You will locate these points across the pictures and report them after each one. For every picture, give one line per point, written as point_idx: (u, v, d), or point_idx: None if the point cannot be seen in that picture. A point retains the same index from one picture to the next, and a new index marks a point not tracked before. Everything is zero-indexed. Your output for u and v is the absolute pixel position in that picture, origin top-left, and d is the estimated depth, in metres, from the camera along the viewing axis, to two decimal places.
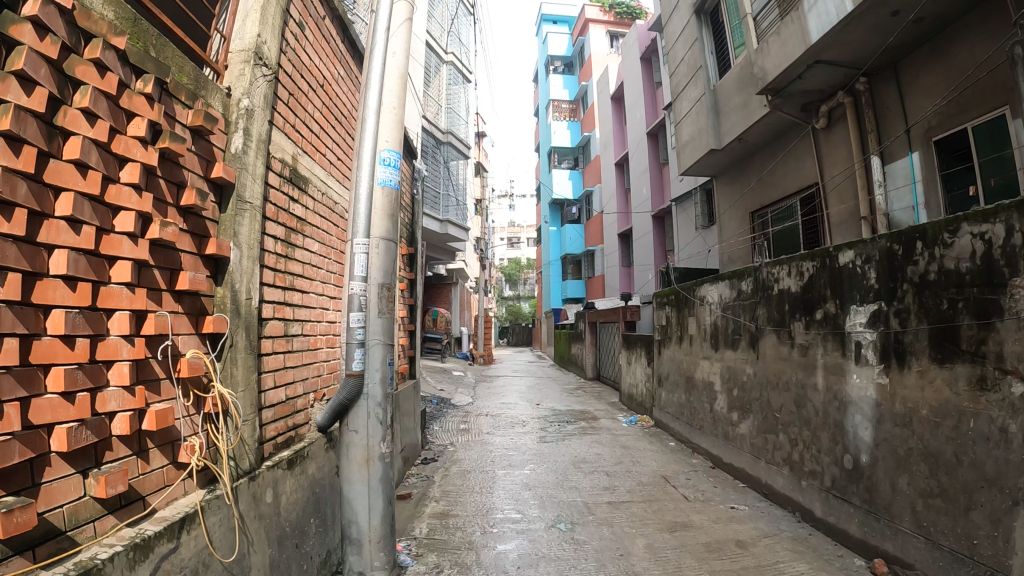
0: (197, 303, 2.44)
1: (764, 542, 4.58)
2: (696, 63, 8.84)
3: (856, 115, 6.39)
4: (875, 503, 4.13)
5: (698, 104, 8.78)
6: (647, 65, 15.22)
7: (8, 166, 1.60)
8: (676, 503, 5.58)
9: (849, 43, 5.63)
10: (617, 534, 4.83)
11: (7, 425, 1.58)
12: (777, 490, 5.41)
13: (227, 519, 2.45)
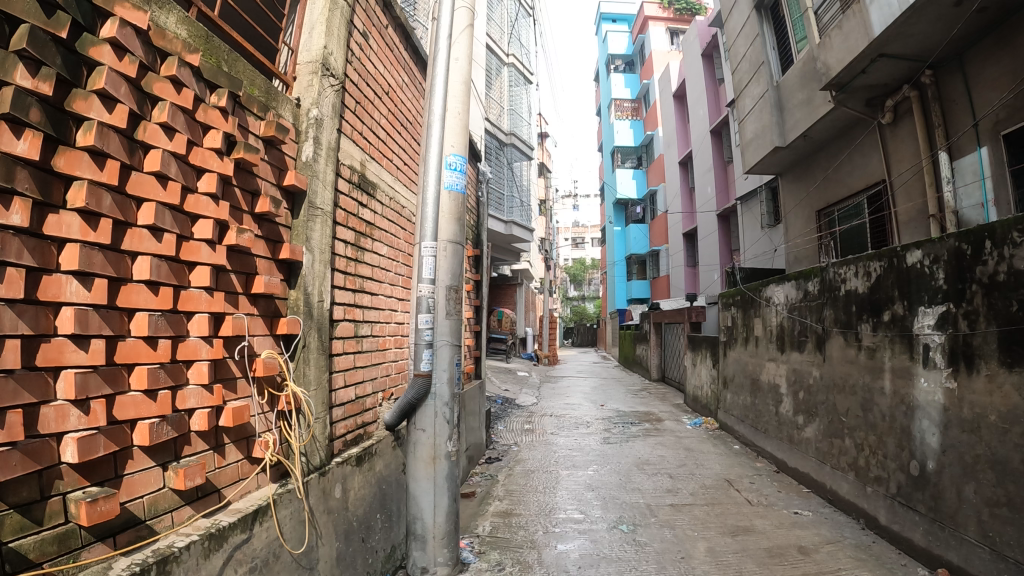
0: (271, 305, 2.54)
1: (827, 549, 4.49)
2: (758, 59, 8.68)
3: (922, 109, 6.20)
4: (941, 511, 4.01)
5: (761, 101, 8.63)
6: (708, 62, 15.05)
7: (94, 179, 1.72)
8: (740, 507, 5.51)
9: (912, 36, 5.48)
10: (679, 537, 4.80)
11: (93, 420, 1.69)
12: (842, 496, 5.29)
13: (298, 513, 2.55)
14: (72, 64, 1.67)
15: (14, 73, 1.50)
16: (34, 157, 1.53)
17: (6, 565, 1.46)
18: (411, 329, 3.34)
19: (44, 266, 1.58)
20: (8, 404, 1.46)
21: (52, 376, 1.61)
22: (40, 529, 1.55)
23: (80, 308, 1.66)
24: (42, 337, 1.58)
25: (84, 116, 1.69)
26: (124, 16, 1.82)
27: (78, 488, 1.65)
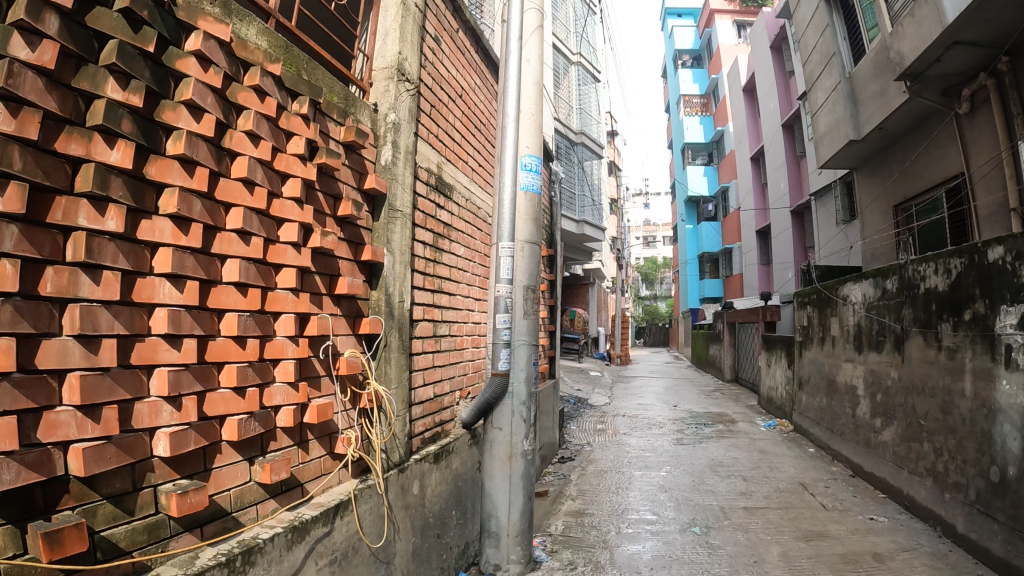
0: (354, 306, 2.60)
1: (902, 556, 4.35)
2: (829, 50, 8.43)
3: (1001, 98, 5.92)
4: (1020, 521, 3.82)
5: (833, 94, 8.38)
6: (777, 54, 14.72)
7: (185, 185, 1.79)
8: (814, 511, 5.37)
9: (986, 21, 5.26)
10: (751, 541, 4.71)
11: (184, 415, 1.76)
12: (919, 503, 5.10)
13: (377, 508, 2.60)
14: (160, 76, 1.75)
15: (105, 86, 1.58)
16: (127, 166, 1.61)
17: (98, 552, 1.53)
18: (489, 329, 3.37)
19: (139, 268, 1.66)
20: (105, 399, 1.55)
21: (146, 373, 1.69)
22: (132, 519, 1.63)
23: (172, 309, 1.74)
24: (137, 337, 1.66)
25: (172, 126, 1.77)
26: (207, 29, 1.89)
27: (169, 480, 1.73)
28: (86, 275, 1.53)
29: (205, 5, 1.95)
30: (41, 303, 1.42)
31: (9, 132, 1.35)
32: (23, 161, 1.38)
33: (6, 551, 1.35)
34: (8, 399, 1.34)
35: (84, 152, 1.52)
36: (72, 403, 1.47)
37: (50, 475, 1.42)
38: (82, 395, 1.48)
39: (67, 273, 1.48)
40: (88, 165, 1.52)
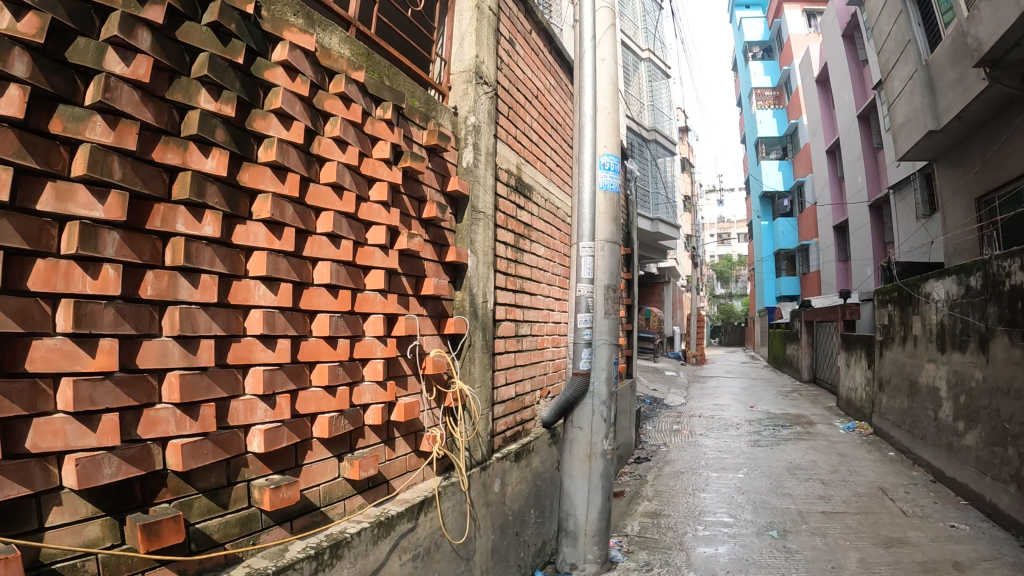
0: (439, 306, 2.65)
1: (985, 566, 4.17)
2: (904, 37, 8.14)
3: None
4: None
5: (910, 83, 8.09)
6: (849, 43, 14.29)
7: (276, 191, 1.86)
8: (894, 517, 5.20)
9: None
10: (829, 546, 4.59)
11: (278, 413, 1.83)
12: (1002, 510, 4.87)
13: (460, 505, 2.63)
14: (250, 87, 1.82)
15: (198, 97, 1.65)
16: (221, 173, 1.68)
17: (192, 544, 1.61)
18: (571, 329, 3.38)
19: (235, 272, 1.74)
20: (202, 397, 1.62)
21: (242, 372, 1.76)
22: (226, 512, 1.70)
23: (266, 311, 1.81)
24: (233, 337, 1.74)
25: (263, 134, 1.83)
26: (292, 39, 1.95)
27: (262, 475, 1.80)
28: (185, 279, 1.60)
29: (289, 16, 2.01)
30: (141, 305, 1.50)
31: (109, 143, 1.43)
32: (122, 171, 1.46)
33: (106, 541, 1.43)
34: (110, 397, 1.42)
35: (180, 161, 1.60)
36: (171, 401, 1.55)
37: (149, 469, 1.50)
38: (180, 393, 1.56)
39: (166, 277, 1.56)
40: (184, 174, 1.60)
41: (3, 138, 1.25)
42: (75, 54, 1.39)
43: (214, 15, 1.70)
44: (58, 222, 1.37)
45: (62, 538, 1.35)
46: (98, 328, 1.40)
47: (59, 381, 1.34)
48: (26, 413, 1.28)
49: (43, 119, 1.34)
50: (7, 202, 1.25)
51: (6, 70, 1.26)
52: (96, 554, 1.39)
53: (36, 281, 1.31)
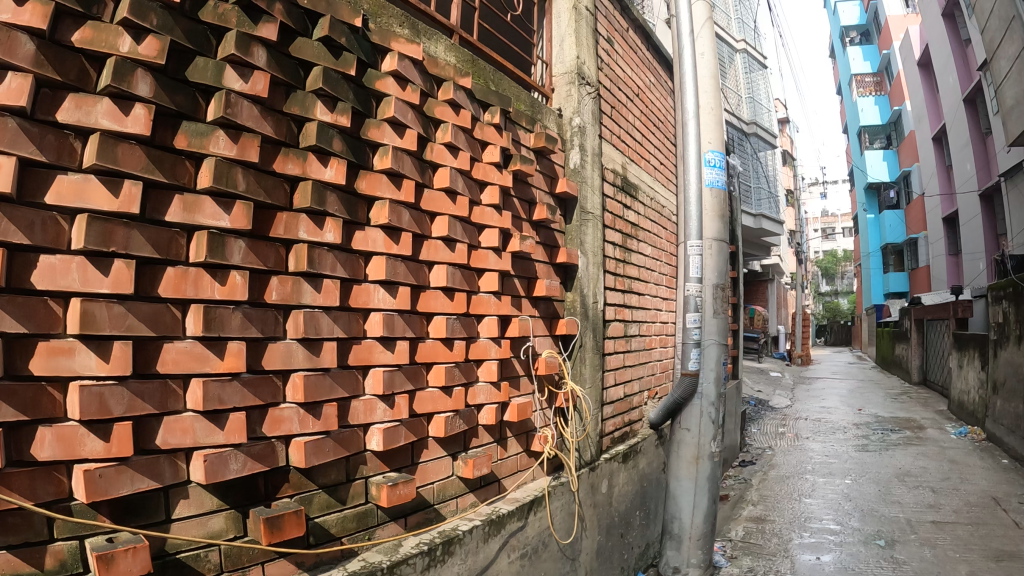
0: (551, 307, 2.67)
1: None
2: (1010, 13, 7.65)
3: None
4: None
5: (1018, 62, 7.59)
6: (950, 23, 13.49)
7: (393, 198, 1.92)
8: (1008, 529, 4.88)
9: None
10: (938, 558, 4.37)
11: (396, 412, 1.89)
12: None
13: (568, 506, 2.64)
14: (363, 97, 1.88)
15: (314, 109, 1.72)
16: (340, 181, 1.75)
17: (310, 537, 1.68)
18: (679, 329, 3.35)
19: (355, 277, 1.80)
20: (325, 397, 1.69)
21: (363, 373, 1.83)
22: (344, 507, 1.76)
23: (385, 313, 1.87)
24: (354, 339, 1.80)
25: (378, 142, 1.89)
26: (400, 49, 1.99)
27: (379, 473, 1.86)
28: (309, 284, 1.68)
29: (396, 27, 2.07)
30: (267, 309, 1.59)
31: (232, 156, 1.53)
32: (246, 182, 1.55)
33: (229, 533, 1.52)
34: (237, 396, 1.51)
35: (300, 171, 1.67)
36: (295, 401, 1.63)
37: (273, 465, 1.58)
38: (304, 393, 1.63)
39: (291, 282, 1.64)
40: (305, 183, 1.67)
41: (132, 154, 1.36)
42: (195, 73, 1.50)
43: (325, 29, 1.76)
44: (186, 232, 1.47)
45: (187, 529, 1.45)
46: (226, 331, 1.49)
47: (189, 381, 1.45)
48: (157, 411, 1.39)
49: (169, 136, 1.45)
50: (138, 214, 1.37)
51: (131, 91, 1.37)
52: (219, 545, 1.49)
53: (167, 287, 1.41)
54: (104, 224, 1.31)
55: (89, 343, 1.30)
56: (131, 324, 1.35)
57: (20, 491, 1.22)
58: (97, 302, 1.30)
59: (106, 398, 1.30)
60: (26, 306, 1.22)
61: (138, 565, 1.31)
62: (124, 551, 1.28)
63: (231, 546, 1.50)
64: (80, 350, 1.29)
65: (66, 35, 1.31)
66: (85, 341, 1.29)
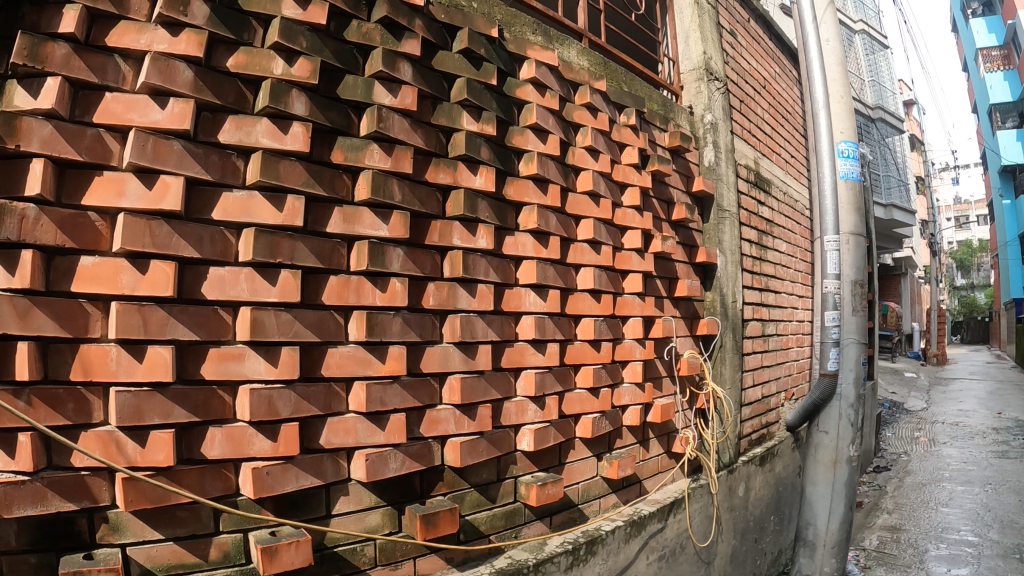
0: (691, 307, 2.63)
1: None
2: None
3: None
4: None
5: None
6: None
7: (540, 202, 1.93)
8: None
9: None
10: None
11: (546, 413, 1.91)
12: None
13: (707, 508, 2.60)
14: (505, 105, 1.91)
15: (460, 119, 1.76)
16: (487, 188, 1.79)
17: (461, 533, 1.72)
18: (818, 328, 3.24)
19: (506, 281, 1.84)
20: (480, 399, 1.73)
21: (514, 375, 1.86)
22: (493, 506, 1.80)
23: (537, 316, 1.89)
24: (506, 342, 1.84)
25: (523, 148, 1.92)
26: (536, 57, 2.01)
27: (528, 472, 1.88)
28: (463, 289, 1.72)
29: (530, 35, 2.09)
30: (425, 314, 1.64)
31: (387, 168, 1.58)
32: (402, 193, 1.60)
33: (385, 529, 1.58)
34: (398, 398, 1.57)
35: (452, 180, 1.72)
36: (451, 402, 1.67)
37: (429, 465, 1.63)
38: (461, 395, 1.67)
39: (446, 287, 1.68)
40: (457, 192, 1.71)
41: (294, 170, 1.44)
42: (346, 91, 1.57)
43: (464, 42, 1.80)
44: (347, 242, 1.54)
45: (346, 524, 1.52)
46: (388, 336, 1.55)
47: (351, 384, 1.51)
48: (321, 413, 1.46)
49: (327, 151, 1.52)
50: (302, 226, 1.45)
51: (288, 110, 1.45)
52: (374, 540, 1.55)
53: (330, 295, 1.48)
54: (271, 236, 1.40)
55: (258, 349, 1.39)
56: (298, 330, 1.43)
57: (190, 487, 1.32)
58: (266, 310, 1.38)
59: (274, 400, 1.39)
60: (197, 315, 1.33)
61: (299, 557, 1.39)
62: (287, 545, 1.37)
63: (386, 541, 1.55)
64: (249, 356, 1.38)
65: (222, 61, 1.41)
66: (254, 347, 1.38)
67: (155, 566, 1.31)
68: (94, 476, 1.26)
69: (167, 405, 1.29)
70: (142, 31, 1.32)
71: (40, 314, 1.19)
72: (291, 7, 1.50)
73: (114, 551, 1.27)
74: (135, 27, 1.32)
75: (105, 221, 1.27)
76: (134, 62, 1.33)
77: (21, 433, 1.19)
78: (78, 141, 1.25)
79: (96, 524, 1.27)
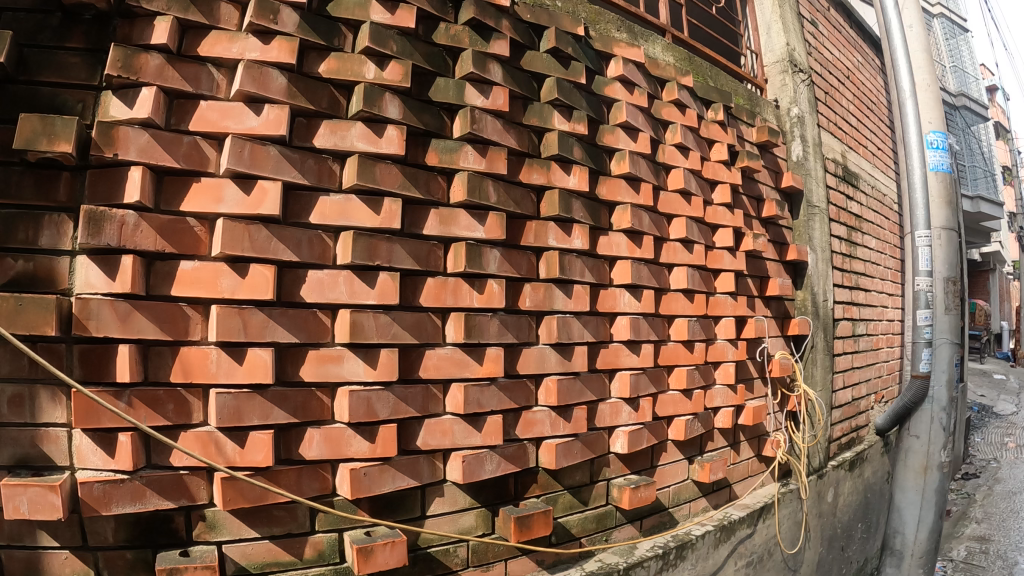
0: (782, 306, 2.57)
1: None
2: None
3: None
4: None
5: None
6: None
7: (633, 202, 1.91)
8: None
9: None
10: None
11: (641, 415, 1.89)
12: None
13: (796, 514, 2.53)
14: (595, 104, 1.90)
15: (551, 119, 1.76)
16: (581, 187, 1.78)
17: (553, 536, 1.71)
18: (911, 327, 3.14)
19: (601, 281, 1.83)
20: (576, 400, 1.72)
21: (609, 376, 1.85)
22: (585, 508, 1.79)
23: (632, 316, 1.88)
24: (602, 343, 1.83)
25: (614, 148, 1.90)
26: (622, 54, 1.99)
27: (620, 475, 1.87)
28: (559, 290, 1.71)
29: (615, 33, 2.08)
30: (521, 315, 1.64)
31: (482, 169, 1.58)
32: (498, 194, 1.60)
33: (479, 530, 1.58)
34: (495, 400, 1.57)
35: (546, 180, 1.71)
36: (548, 404, 1.67)
37: (524, 466, 1.63)
38: (557, 396, 1.66)
39: (543, 288, 1.68)
40: (552, 192, 1.71)
41: (390, 173, 1.45)
42: (437, 93, 1.57)
43: (552, 41, 1.79)
44: (444, 244, 1.55)
45: (440, 525, 1.52)
46: (485, 337, 1.55)
47: (449, 386, 1.52)
48: (418, 415, 1.47)
49: (422, 154, 1.53)
50: (399, 229, 1.46)
51: (382, 114, 1.46)
52: (467, 541, 1.55)
53: (428, 297, 1.49)
54: (369, 239, 1.40)
55: (356, 351, 1.40)
56: (397, 332, 1.43)
57: (289, 487, 1.34)
58: (366, 313, 1.39)
59: (373, 402, 1.40)
60: (297, 317, 1.34)
61: (394, 558, 1.39)
62: (382, 545, 1.37)
63: (479, 543, 1.55)
64: (348, 358, 1.39)
65: (314, 67, 1.43)
66: (353, 350, 1.39)
67: (250, 565, 1.33)
68: (192, 476, 1.29)
69: (267, 406, 1.31)
70: (233, 39, 1.35)
71: (142, 318, 1.23)
72: (380, 12, 1.50)
73: (210, 548, 1.30)
74: (225, 35, 1.34)
75: (203, 227, 1.30)
76: (227, 70, 1.36)
77: (122, 433, 1.22)
78: (175, 149, 1.28)
79: (193, 522, 1.30)
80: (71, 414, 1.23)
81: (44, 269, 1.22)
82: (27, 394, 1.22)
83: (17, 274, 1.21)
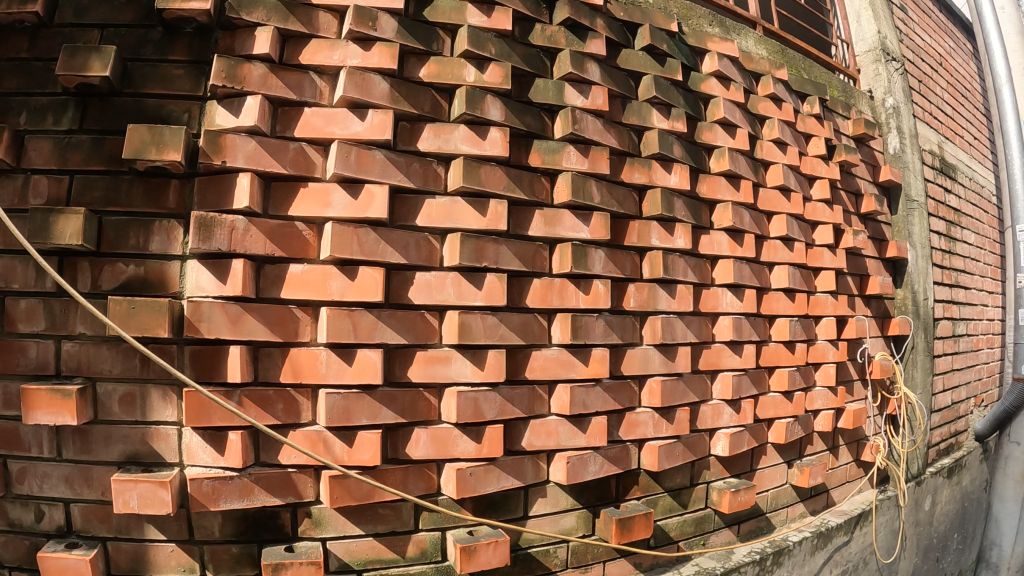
0: (882, 306, 2.48)
1: None
2: None
3: None
4: None
5: None
6: None
7: (733, 199, 1.88)
8: None
9: None
10: None
11: (742, 417, 1.86)
12: None
13: (893, 522, 2.45)
14: (692, 100, 1.87)
15: (650, 118, 1.74)
16: (682, 185, 1.76)
17: (651, 538, 1.69)
18: (1014, 327, 3.00)
19: (704, 281, 1.80)
20: (679, 402, 1.70)
21: (711, 378, 1.82)
22: (685, 511, 1.76)
23: (734, 317, 1.85)
24: (704, 344, 1.80)
25: (713, 145, 1.87)
26: (717, 49, 1.95)
27: (720, 478, 1.84)
28: (663, 290, 1.70)
29: (707, 28, 2.04)
30: (625, 316, 1.63)
31: (585, 170, 1.58)
32: (601, 194, 1.60)
33: (579, 531, 1.58)
34: (599, 401, 1.56)
35: (647, 180, 1.70)
36: (651, 405, 1.65)
37: (626, 468, 1.62)
38: (661, 398, 1.64)
39: (646, 288, 1.66)
40: (654, 191, 1.69)
41: (495, 175, 1.46)
42: (538, 94, 1.58)
43: (647, 39, 1.78)
44: (548, 245, 1.55)
45: (542, 525, 1.53)
46: (592, 338, 1.55)
47: (555, 386, 1.52)
48: (524, 415, 1.47)
49: (524, 155, 1.54)
50: (504, 231, 1.46)
51: (484, 116, 1.46)
52: (567, 542, 1.55)
53: (534, 298, 1.49)
54: (476, 241, 1.41)
55: (464, 351, 1.41)
56: (503, 333, 1.44)
57: (395, 486, 1.36)
58: (473, 314, 1.40)
59: (479, 403, 1.40)
60: (405, 318, 1.36)
61: (496, 557, 1.40)
62: (485, 545, 1.38)
63: (580, 544, 1.55)
64: (456, 359, 1.40)
65: (414, 72, 1.45)
66: (460, 351, 1.40)
67: (353, 560, 1.36)
68: (299, 474, 1.32)
69: (375, 407, 1.33)
70: (334, 47, 1.37)
71: (252, 320, 1.26)
72: (476, 15, 1.51)
73: (316, 544, 1.33)
74: (327, 43, 1.37)
75: (311, 230, 1.33)
76: (329, 77, 1.39)
77: (233, 432, 1.26)
78: (282, 155, 1.31)
79: (299, 518, 1.34)
80: (181, 413, 1.28)
81: (154, 273, 1.28)
82: (139, 393, 1.27)
83: (128, 278, 1.28)
